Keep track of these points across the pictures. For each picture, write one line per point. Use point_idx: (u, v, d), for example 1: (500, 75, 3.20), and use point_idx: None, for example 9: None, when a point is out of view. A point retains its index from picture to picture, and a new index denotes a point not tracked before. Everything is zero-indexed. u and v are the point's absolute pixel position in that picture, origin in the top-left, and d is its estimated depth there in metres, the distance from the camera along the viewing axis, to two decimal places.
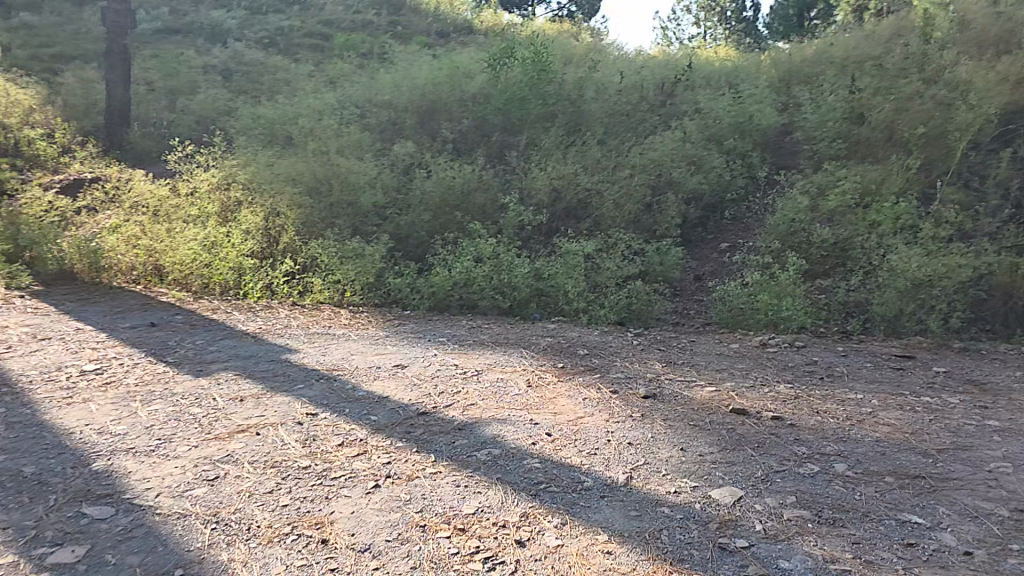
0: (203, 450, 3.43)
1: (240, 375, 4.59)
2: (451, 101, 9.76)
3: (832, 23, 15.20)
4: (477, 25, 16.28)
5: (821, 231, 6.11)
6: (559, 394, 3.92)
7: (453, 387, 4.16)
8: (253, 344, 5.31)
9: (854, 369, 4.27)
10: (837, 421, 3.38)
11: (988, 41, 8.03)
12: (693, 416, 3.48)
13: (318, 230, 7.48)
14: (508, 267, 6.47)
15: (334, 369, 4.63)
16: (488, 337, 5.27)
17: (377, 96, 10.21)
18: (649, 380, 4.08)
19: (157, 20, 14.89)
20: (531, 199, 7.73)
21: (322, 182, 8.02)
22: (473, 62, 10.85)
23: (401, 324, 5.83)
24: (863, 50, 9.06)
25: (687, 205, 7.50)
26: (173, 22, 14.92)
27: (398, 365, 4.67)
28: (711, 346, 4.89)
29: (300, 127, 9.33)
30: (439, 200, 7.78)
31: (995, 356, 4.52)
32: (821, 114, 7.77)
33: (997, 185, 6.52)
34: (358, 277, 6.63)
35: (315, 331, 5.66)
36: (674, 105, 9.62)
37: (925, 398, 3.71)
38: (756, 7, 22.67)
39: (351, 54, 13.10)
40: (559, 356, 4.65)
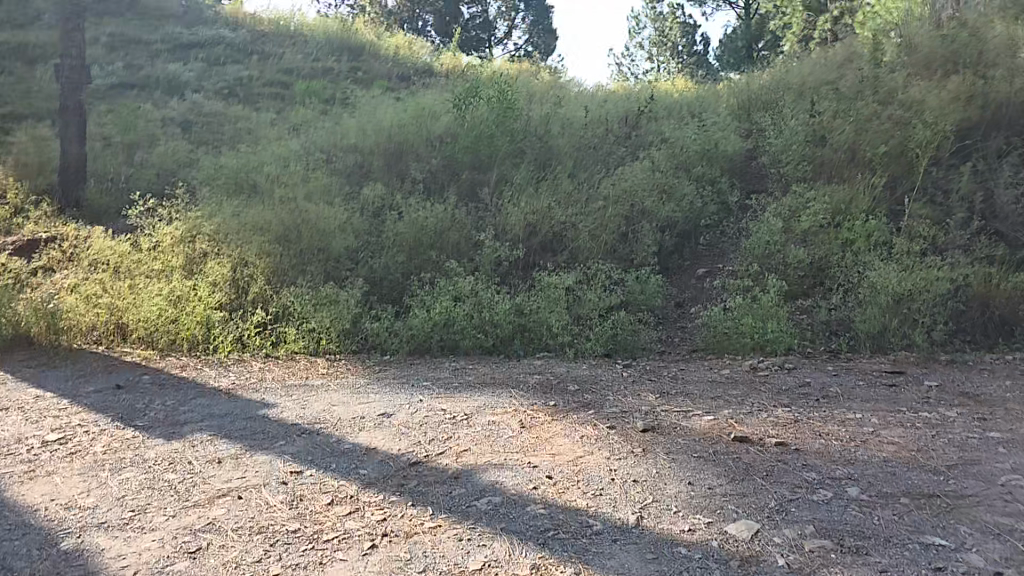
0: (182, 520, 3.20)
1: (216, 435, 4.35)
2: (420, 144, 9.77)
3: (781, 53, 15.85)
4: (437, 69, 16.71)
5: (797, 252, 6.16)
6: (555, 433, 3.79)
7: (444, 433, 4.00)
8: (227, 401, 5.07)
9: (848, 388, 4.23)
10: (842, 444, 3.30)
11: (936, 61, 8.36)
12: (695, 447, 3.38)
13: (288, 278, 7.28)
14: (488, 306, 6.37)
15: (316, 423, 4.42)
16: (473, 378, 5.12)
17: (347, 141, 10.18)
18: (645, 413, 3.98)
19: (111, 75, 14.68)
20: (506, 235, 7.68)
21: (293, 231, 7.87)
22: (437, 103, 10.90)
23: (382, 369, 5.65)
24: (818, 76, 9.48)
25: (662, 233, 7.46)
26: (127, 75, 14.72)
27: (383, 414, 4.48)
28: (701, 373, 4.82)
29: (266, 176, 9.20)
30: (414, 241, 7.69)
31: (982, 367, 4.54)
32: (785, 139, 7.91)
33: (963, 199, 6.67)
34: (333, 324, 6.45)
35: (292, 384, 5.45)
36: (640, 136, 9.72)
37: (923, 413, 3.68)
38: (705, 41, 23.51)
39: (316, 101, 13.13)
40: (549, 394, 4.52)
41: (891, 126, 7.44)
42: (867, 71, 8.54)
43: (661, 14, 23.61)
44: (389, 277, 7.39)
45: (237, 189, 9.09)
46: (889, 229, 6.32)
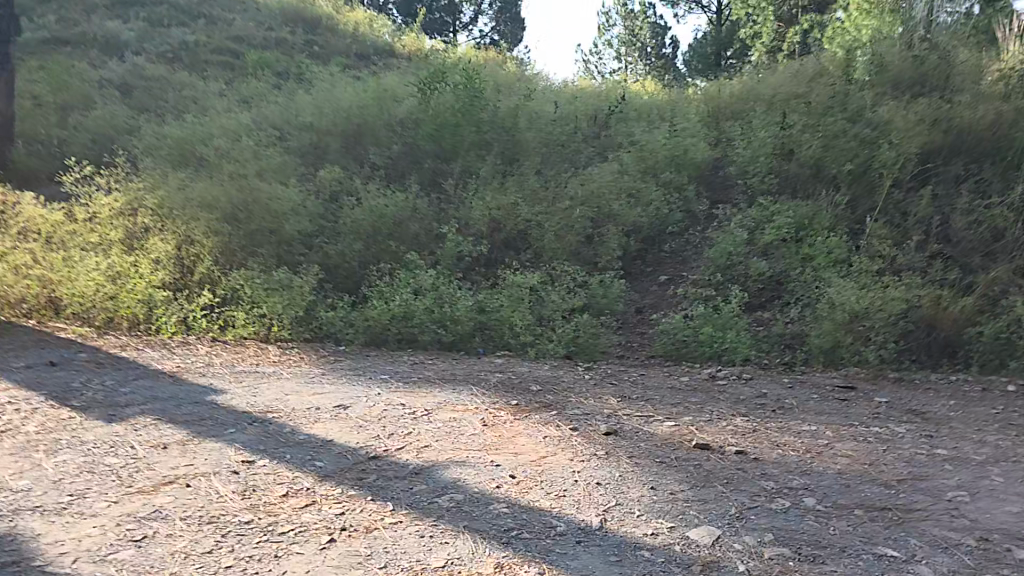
0: (125, 506, 3.05)
1: (160, 420, 4.17)
2: (378, 127, 9.61)
3: (748, 63, 16.22)
4: (398, 51, 16.39)
5: (759, 265, 6.54)
6: (516, 432, 3.78)
7: (404, 428, 3.93)
8: (171, 385, 4.88)
9: (802, 401, 4.35)
10: (798, 454, 3.38)
11: (905, 82, 8.84)
12: (658, 452, 3.42)
13: (239, 260, 7.04)
14: (450, 300, 6.32)
15: (269, 412, 4.29)
16: (432, 373, 5.06)
17: (299, 118, 9.90)
18: (607, 416, 4.00)
19: (43, 29, 13.75)
20: (471, 230, 7.63)
21: (239, 208, 7.52)
22: (402, 87, 10.71)
23: (338, 360, 5.53)
24: (788, 88, 9.80)
25: (626, 236, 7.57)
26: (60, 30, 13.82)
27: (339, 405, 4.38)
28: (661, 380, 4.88)
29: (211, 148, 8.84)
30: (373, 228, 7.52)
31: (928, 386, 4.73)
32: (753, 150, 8.44)
33: (918, 223, 6.94)
34: (285, 311, 6.27)
35: (241, 370, 5.28)
36: (609, 137, 9.81)
37: (874, 429, 3.80)
38: (673, 44, 23.82)
39: (267, 74, 12.69)
40: (511, 393, 4.50)
41: (857, 145, 7.75)
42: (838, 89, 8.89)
43: (632, 13, 23.79)
44: (346, 264, 7.23)
45: (180, 160, 8.72)
46: (846, 246, 6.54)
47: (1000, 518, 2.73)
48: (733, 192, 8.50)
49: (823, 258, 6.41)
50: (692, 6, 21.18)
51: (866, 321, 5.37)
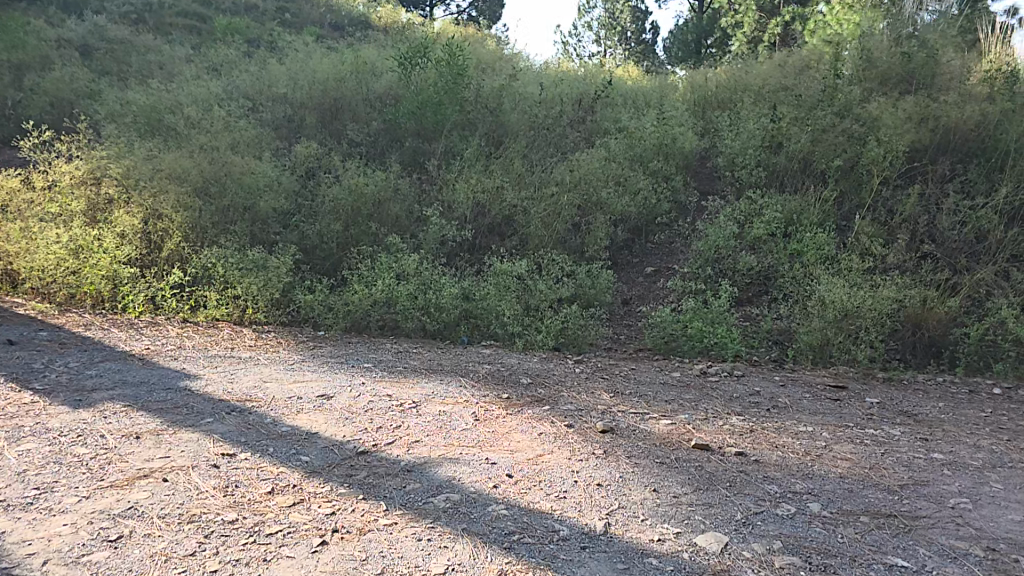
0: (96, 502, 2.85)
1: (133, 406, 3.96)
2: (358, 102, 9.34)
3: (728, 52, 16.18)
4: (376, 22, 15.96)
5: (747, 259, 6.48)
6: (510, 428, 3.67)
7: (392, 421, 3.78)
8: (142, 369, 4.64)
9: (795, 400, 4.33)
10: (798, 457, 3.33)
11: (892, 78, 8.97)
12: (657, 453, 3.34)
13: (211, 237, 6.75)
14: (435, 286, 6.16)
15: (247, 401, 4.10)
16: (417, 363, 4.91)
17: (275, 90, 9.53)
18: (602, 413, 3.91)
19: None
20: (455, 214, 7.46)
21: (210, 183, 7.18)
22: (382, 62, 10.39)
23: (319, 346, 5.34)
24: (776, 80, 9.75)
25: (614, 226, 7.49)
26: None
27: (323, 394, 4.21)
28: (653, 375, 4.81)
29: (180, 117, 8.43)
30: (353, 208, 7.28)
31: (916, 386, 4.75)
32: (742, 141, 8.28)
33: (904, 221, 6.97)
34: (261, 292, 6.02)
35: (215, 354, 5.05)
36: (595, 123, 9.65)
37: (870, 430, 3.79)
38: (653, 30, 23.70)
39: (238, 40, 12.20)
40: (501, 387, 4.39)
41: (844, 141, 7.76)
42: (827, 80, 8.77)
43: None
44: (325, 245, 7.00)
45: (148, 130, 8.32)
46: (833, 244, 6.55)
47: (1004, 527, 2.71)
48: (718, 183, 8.45)
49: (812, 255, 6.40)
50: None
51: (855, 320, 5.38)
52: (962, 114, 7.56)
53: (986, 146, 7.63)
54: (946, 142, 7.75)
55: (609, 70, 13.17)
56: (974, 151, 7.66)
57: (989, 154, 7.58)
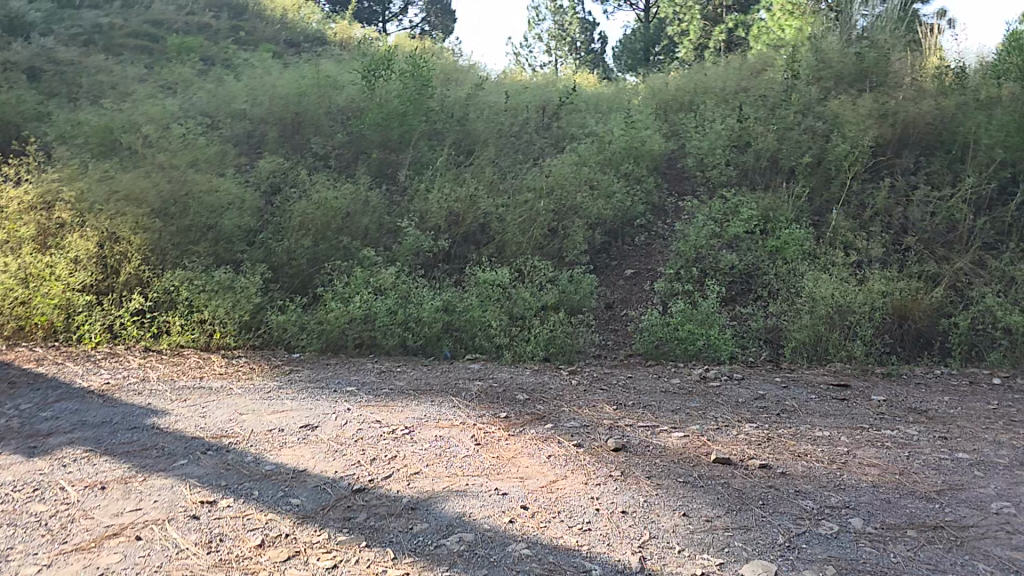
0: (62, 571, 2.48)
1: (95, 452, 3.56)
2: (319, 116, 8.97)
3: (680, 60, 16.33)
4: (329, 37, 15.58)
5: (729, 258, 6.33)
6: (516, 452, 3.40)
7: (386, 451, 3.47)
8: (104, 406, 4.23)
9: (802, 402, 4.16)
10: (824, 466, 3.16)
11: (847, 78, 8.88)
12: (678, 470, 3.11)
13: (173, 259, 6.33)
14: (414, 300, 5.86)
15: (224, 437, 3.73)
16: (404, 384, 4.60)
17: (233, 105, 9.08)
18: (610, 428, 3.68)
19: None
20: (427, 225, 7.16)
21: (169, 202, 6.74)
22: (343, 75, 10.03)
23: (294, 371, 4.98)
24: (738, 81, 9.76)
25: (591, 229, 7.26)
26: None
27: (307, 425, 3.87)
28: (651, 383, 4.60)
29: (133, 135, 7.95)
30: (321, 223, 6.92)
31: (918, 381, 4.66)
32: (712, 139, 8.22)
33: (879, 213, 6.90)
34: (230, 316, 5.66)
35: (182, 386, 4.67)
36: (562, 128, 9.46)
37: (887, 431, 3.64)
38: (602, 39, 23.82)
39: (192, 57, 11.66)
40: (498, 405, 4.11)
41: (812, 136, 7.77)
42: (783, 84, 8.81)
43: (561, 7, 23.55)
44: (292, 262, 6.62)
45: (100, 151, 7.81)
46: (813, 239, 6.45)
47: None
48: (688, 183, 8.29)
49: (796, 249, 6.29)
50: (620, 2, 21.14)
51: (848, 315, 5.28)
52: (923, 108, 7.58)
53: (944, 139, 7.58)
54: (904, 137, 7.66)
55: (567, 78, 13.02)
56: (933, 144, 7.58)
57: (947, 147, 7.50)
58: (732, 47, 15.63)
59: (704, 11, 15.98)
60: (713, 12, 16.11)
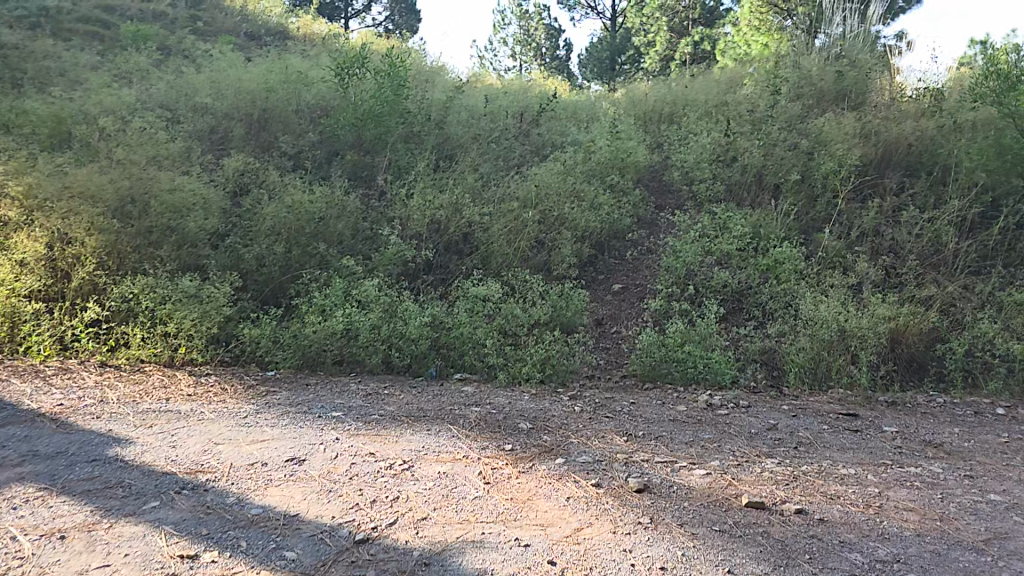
0: None
1: (50, 491, 3.12)
2: (289, 114, 8.52)
3: (648, 73, 16.29)
4: (293, 32, 15.00)
5: (722, 275, 6.12)
6: (530, 494, 3.12)
7: (387, 492, 3.14)
8: (58, 434, 3.77)
9: (816, 434, 4.01)
10: (861, 511, 2.98)
11: (830, 95, 8.90)
12: (710, 517, 2.87)
13: (133, 265, 5.82)
14: (399, 315, 5.52)
15: (200, 474, 3.33)
16: (394, 409, 4.26)
17: (196, 99, 8.52)
18: (626, 465, 3.44)
19: None
20: (408, 233, 6.81)
21: (128, 201, 6.19)
22: (314, 72, 9.56)
23: (272, 393, 4.59)
24: (719, 94, 9.67)
25: (578, 242, 7.00)
26: None
27: (293, 459, 3.51)
28: (657, 410, 4.36)
29: (87, 126, 7.35)
30: (295, 228, 6.49)
31: (923, 410, 4.57)
32: (698, 152, 8.08)
33: (868, 233, 6.84)
34: (197, 328, 5.26)
35: (146, 409, 4.23)
36: (542, 136, 9.18)
37: (912, 469, 3.50)
38: (567, 47, 23.71)
39: (150, 45, 10.97)
40: (500, 436, 3.82)
41: (798, 151, 7.69)
42: (766, 100, 8.63)
43: (527, 12, 23.35)
44: (263, 269, 6.19)
45: (49, 144, 7.19)
46: (804, 259, 6.35)
47: None
48: (673, 195, 8.12)
49: (790, 268, 6.17)
50: (587, 8, 21.10)
51: (848, 340, 5.19)
52: (904, 129, 7.61)
53: (924, 163, 7.56)
54: (889, 157, 7.67)
55: (540, 84, 12.70)
56: (915, 165, 7.58)
57: (928, 169, 7.51)
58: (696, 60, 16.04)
59: (672, 24, 16.34)
60: (679, 24, 16.48)
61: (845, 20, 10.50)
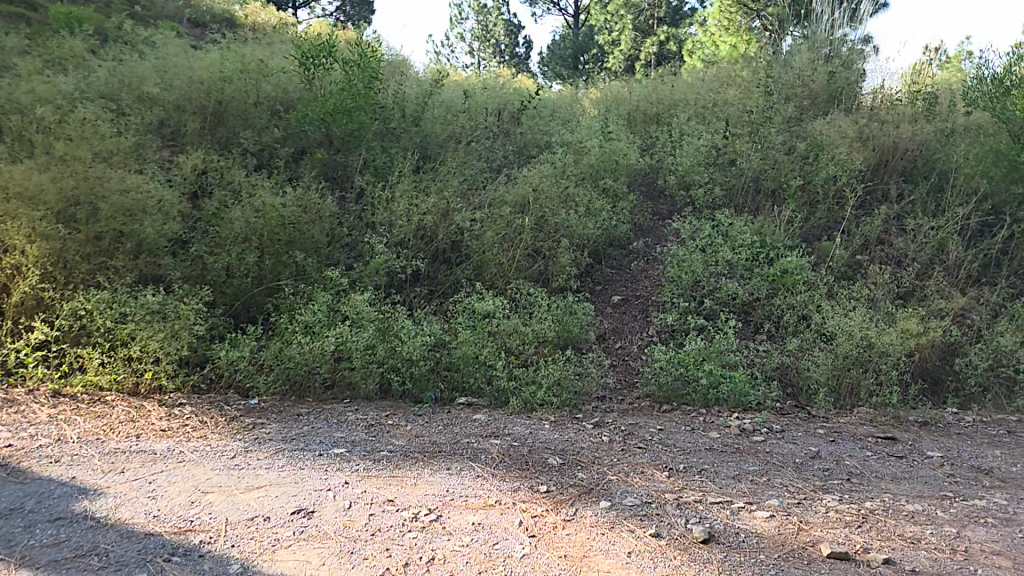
0: None
1: (8, 563, 2.55)
2: (251, 108, 7.85)
3: (614, 72, 16.17)
4: (243, 19, 14.14)
5: (731, 286, 5.85)
6: (585, 549, 2.73)
7: (419, 552, 2.69)
8: (10, 485, 3.18)
9: (863, 462, 3.76)
10: (950, 558, 2.70)
11: (822, 97, 8.86)
12: (796, 573, 2.54)
13: (84, 277, 5.18)
14: (396, 335, 5.08)
15: (191, 534, 2.81)
16: (404, 444, 3.83)
17: (145, 88, 7.73)
18: (679, 507, 3.10)
19: None
20: (395, 241, 6.33)
21: (73, 202, 5.35)
22: (277, 62, 8.89)
23: (259, 427, 4.08)
24: (702, 93, 9.48)
25: (576, 250, 6.65)
26: None
27: (300, 511, 3.03)
28: (689, 438, 4.02)
29: (21, 118, 6.52)
30: (269, 234, 5.89)
31: (957, 430, 4.39)
32: (692, 152, 7.79)
33: (872, 238, 6.72)
34: (164, 350, 4.68)
35: (114, 449, 3.67)
36: (525, 136, 8.82)
37: (979, 503, 3.27)
38: (527, 44, 23.41)
39: (88, 27, 9.99)
40: (531, 474, 3.43)
41: (794, 157, 7.51)
42: (756, 101, 8.44)
43: (485, 8, 22.97)
44: (231, 281, 5.61)
45: None
46: (810, 269, 6.13)
47: None
48: (666, 200, 7.86)
49: (798, 279, 5.95)
50: (548, 4, 20.85)
51: (871, 357, 4.99)
52: (903, 134, 7.55)
53: (923, 166, 7.52)
54: (887, 161, 7.58)
55: (510, 79, 12.29)
56: (911, 170, 7.53)
57: (925, 173, 7.46)
58: (660, 60, 15.97)
59: (637, 22, 16.18)
60: (644, 23, 16.33)
61: (834, 18, 10.21)
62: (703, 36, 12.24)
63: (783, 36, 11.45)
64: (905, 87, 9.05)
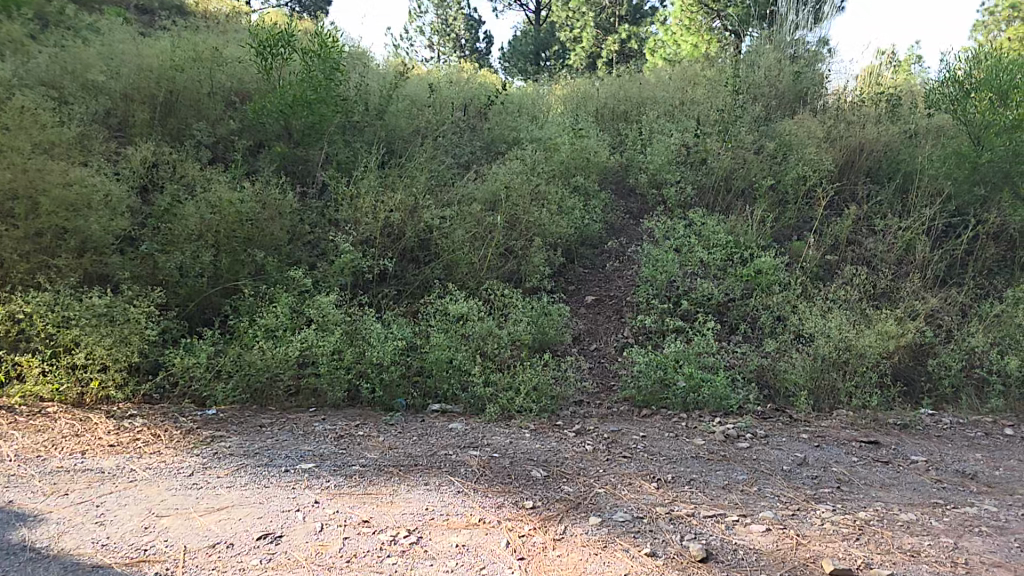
0: None
1: None
2: (205, 98, 7.44)
3: (576, 69, 16.11)
4: (193, 8, 13.54)
5: (706, 286, 5.78)
6: (579, 572, 2.54)
7: None
8: None
9: (850, 468, 3.70)
10: (953, 571, 2.61)
11: (787, 97, 8.94)
12: None
13: (22, 276, 4.76)
14: (364, 339, 4.83)
15: (144, 564, 2.52)
16: (377, 457, 3.59)
17: (89, 75, 7.24)
18: (673, 522, 2.95)
19: None
20: (360, 240, 6.06)
21: (8, 198, 4.93)
22: (233, 50, 8.49)
23: (219, 440, 3.79)
24: (669, 91, 9.44)
25: (549, 249, 6.50)
26: None
27: (268, 535, 2.77)
28: (674, 445, 3.90)
29: None
30: (226, 231, 5.55)
31: (936, 433, 4.38)
32: (663, 151, 7.72)
33: (841, 238, 6.76)
34: (113, 356, 4.32)
35: (56, 468, 3.33)
36: (492, 130, 8.62)
37: (971, 510, 3.22)
38: (487, 40, 23.16)
39: None
40: (514, 489, 3.25)
41: (763, 158, 7.52)
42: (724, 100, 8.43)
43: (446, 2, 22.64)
44: (185, 281, 5.25)
45: None
46: (783, 270, 6.11)
47: None
48: (637, 198, 7.77)
49: (772, 280, 5.91)
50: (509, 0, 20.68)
51: (848, 358, 4.96)
52: (868, 134, 7.63)
53: (888, 167, 7.63)
54: (853, 162, 7.66)
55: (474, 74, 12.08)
56: (876, 171, 7.63)
57: (890, 174, 7.57)
58: (622, 59, 15.99)
59: (599, 20, 16.13)
60: (606, 21, 16.29)
61: (798, 19, 10.30)
62: (665, 35, 12.25)
63: (744, 36, 11.50)
64: (866, 88, 9.20)
